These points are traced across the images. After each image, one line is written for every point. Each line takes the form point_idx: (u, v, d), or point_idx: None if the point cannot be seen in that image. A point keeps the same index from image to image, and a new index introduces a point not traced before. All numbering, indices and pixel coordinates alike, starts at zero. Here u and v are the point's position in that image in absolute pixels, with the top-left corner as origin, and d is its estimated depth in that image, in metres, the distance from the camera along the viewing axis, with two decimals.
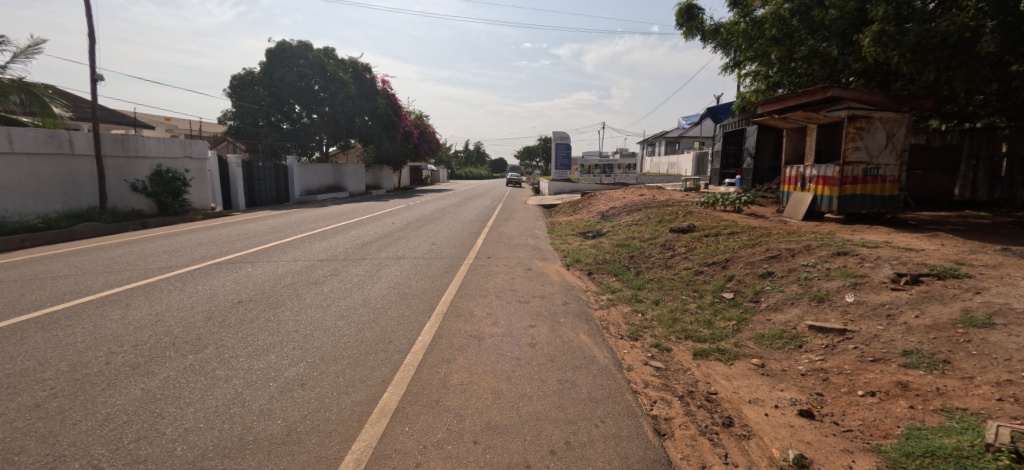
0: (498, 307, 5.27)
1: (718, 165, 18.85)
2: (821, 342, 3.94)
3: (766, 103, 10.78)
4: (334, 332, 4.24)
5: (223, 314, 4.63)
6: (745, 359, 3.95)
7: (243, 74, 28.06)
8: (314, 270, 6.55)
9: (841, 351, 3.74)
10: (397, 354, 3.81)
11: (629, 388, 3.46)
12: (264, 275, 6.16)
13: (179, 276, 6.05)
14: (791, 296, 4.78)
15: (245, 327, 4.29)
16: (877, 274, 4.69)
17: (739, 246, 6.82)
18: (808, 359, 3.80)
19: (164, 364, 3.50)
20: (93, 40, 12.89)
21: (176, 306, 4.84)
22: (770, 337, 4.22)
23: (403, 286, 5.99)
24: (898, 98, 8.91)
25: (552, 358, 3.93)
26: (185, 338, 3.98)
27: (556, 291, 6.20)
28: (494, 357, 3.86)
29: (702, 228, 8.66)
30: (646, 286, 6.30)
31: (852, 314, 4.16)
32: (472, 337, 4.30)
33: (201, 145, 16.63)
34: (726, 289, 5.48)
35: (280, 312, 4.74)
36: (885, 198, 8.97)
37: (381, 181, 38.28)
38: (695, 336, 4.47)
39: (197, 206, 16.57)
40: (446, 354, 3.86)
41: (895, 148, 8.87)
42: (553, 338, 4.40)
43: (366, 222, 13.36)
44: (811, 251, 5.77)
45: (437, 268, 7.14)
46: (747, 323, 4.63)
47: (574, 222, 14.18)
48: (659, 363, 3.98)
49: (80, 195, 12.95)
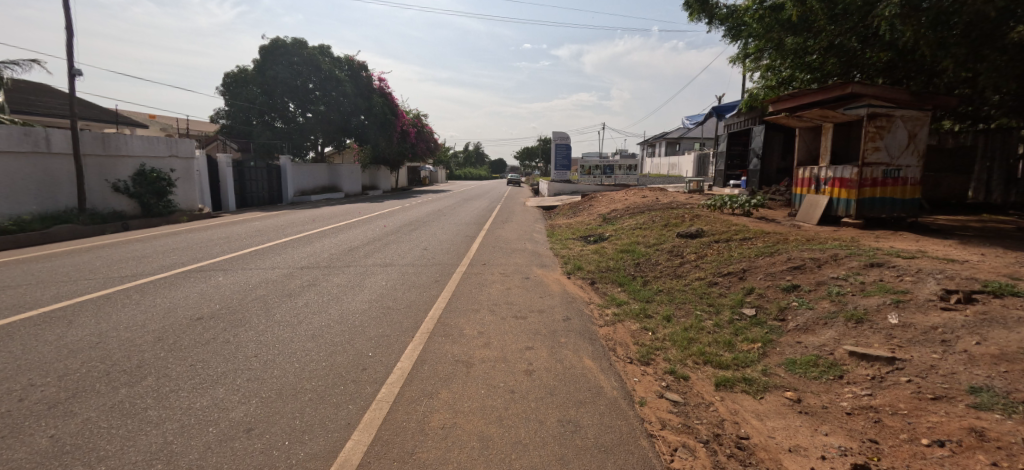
0: (491, 324, 4.71)
1: (723, 166, 18.27)
2: (865, 373, 3.37)
3: (776, 101, 10.23)
4: (300, 357, 3.66)
5: (176, 334, 4.05)
6: (777, 392, 3.39)
7: (236, 71, 27.43)
8: (290, 280, 5.98)
9: (893, 386, 3.16)
10: (370, 387, 3.24)
11: (643, 430, 2.89)
12: (234, 286, 5.59)
13: (140, 287, 5.47)
14: (823, 315, 4.20)
15: (198, 351, 3.71)
16: (921, 290, 4.12)
17: (755, 254, 6.24)
18: (852, 394, 3.22)
19: (88, 402, 2.91)
20: (69, 34, 12.28)
21: (127, 323, 4.28)
22: (803, 364, 3.65)
23: (388, 298, 5.41)
24: (922, 94, 8.33)
25: (553, 391, 3.35)
26: (124, 366, 3.42)
27: (556, 303, 5.63)
28: (483, 390, 3.28)
29: (712, 233, 8.10)
30: (654, 299, 5.72)
31: (900, 339, 3.59)
32: (459, 363, 3.72)
33: (187, 144, 16.02)
34: (746, 304, 4.91)
35: (242, 332, 4.16)
36: (906, 202, 8.41)
37: (379, 182, 37.75)
38: (715, 361, 3.91)
39: (184, 207, 15.95)
40: (428, 385, 3.31)
41: (918, 148, 8.32)
42: (553, 364, 3.83)
43: (356, 225, 12.74)
44: (839, 261, 5.19)
45: (426, 277, 6.56)
46: (773, 345, 4.06)
47: (575, 224, 13.64)
48: (676, 396, 3.41)
49: (58, 196, 12.38)
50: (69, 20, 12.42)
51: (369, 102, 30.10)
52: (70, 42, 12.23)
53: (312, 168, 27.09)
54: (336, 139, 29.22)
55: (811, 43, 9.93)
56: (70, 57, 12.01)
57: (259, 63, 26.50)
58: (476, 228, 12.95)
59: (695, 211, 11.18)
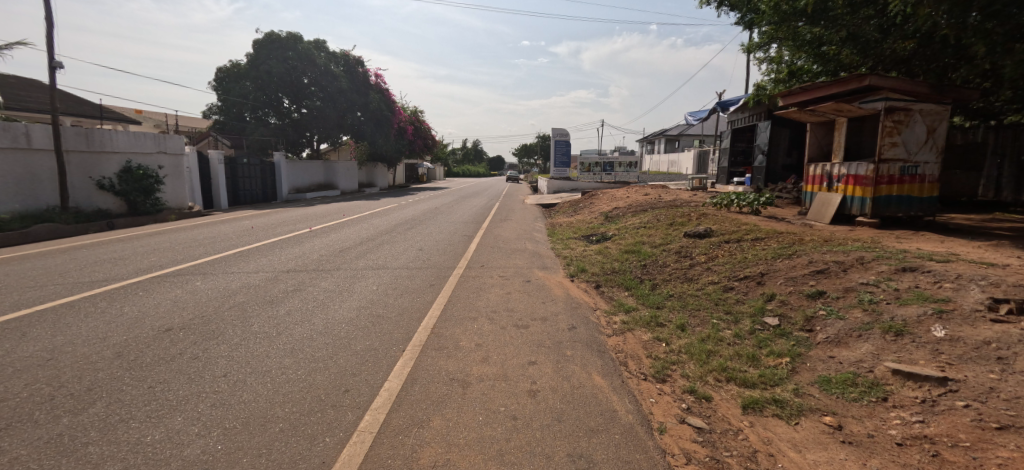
0: (489, 335, 4.31)
1: (727, 163, 17.88)
2: (912, 395, 2.97)
3: (789, 95, 9.99)
4: (275, 377, 3.25)
5: (138, 349, 3.64)
6: (813, 417, 2.98)
7: (230, 66, 26.87)
8: (274, 285, 5.56)
9: (948, 412, 2.74)
10: (351, 413, 2.84)
11: (665, 466, 2.48)
12: (212, 293, 5.17)
13: (109, 294, 5.05)
14: (856, 326, 3.81)
15: (159, 370, 3.30)
16: (965, 299, 3.73)
17: (773, 256, 5.83)
18: (901, 420, 2.81)
19: (19, 436, 2.50)
20: (50, 26, 11.79)
21: (87, 336, 3.87)
22: (840, 383, 3.26)
23: (378, 305, 5.00)
24: (942, 87, 7.95)
25: (560, 417, 2.94)
26: (72, 390, 3.00)
27: (560, 310, 5.22)
28: (481, 416, 2.88)
29: (721, 233, 7.70)
30: (665, 304, 5.33)
31: (948, 355, 3.18)
32: (454, 382, 3.32)
33: (176, 140, 15.52)
34: (767, 313, 4.50)
35: (213, 346, 3.74)
36: (924, 199, 8.02)
37: (376, 179, 37.28)
38: (739, 378, 3.51)
39: (172, 205, 15.44)
40: (418, 411, 2.91)
41: (936, 144, 7.89)
42: (560, 383, 3.43)
43: (349, 224, 12.29)
44: (866, 265, 4.79)
45: (421, 281, 6.16)
46: (802, 360, 3.67)
47: (577, 223, 13.22)
48: (699, 421, 3.00)
49: (39, 194, 11.92)
50: (48, 11, 11.92)
51: (365, 98, 29.63)
52: (50, 34, 11.73)
53: (308, 165, 26.63)
54: (331, 136, 28.75)
55: (825, 33, 9.47)
56: (50, 49, 11.51)
57: (253, 57, 25.92)
58: (473, 226, 12.55)
59: (702, 209, 10.78)
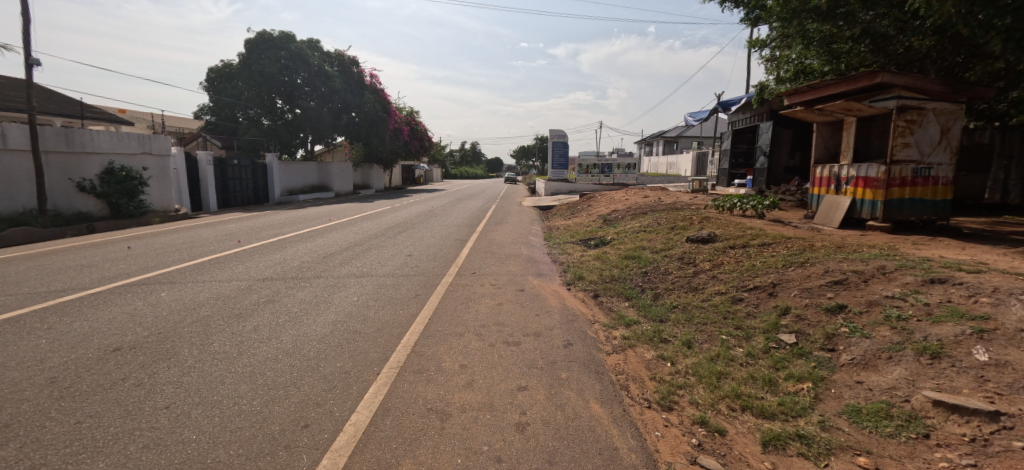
0: (474, 354, 3.91)
1: (728, 165, 17.50)
2: (960, 431, 2.56)
3: (795, 94, 9.61)
4: (226, 409, 2.84)
5: (75, 374, 3.21)
6: (845, 457, 2.56)
7: (222, 66, 26.33)
8: (245, 296, 5.14)
9: (1004, 454, 2.33)
10: (306, 456, 2.41)
11: None
12: (174, 305, 4.73)
13: (60, 307, 4.61)
14: (884, 347, 3.41)
15: (94, 401, 2.88)
16: (1007, 316, 3.33)
17: (784, 264, 5.43)
18: (948, 463, 2.39)
19: None
20: (27, 21, 11.35)
21: (21, 358, 3.44)
22: (872, 415, 2.85)
23: (356, 319, 4.58)
24: (956, 85, 7.59)
25: (551, 459, 2.51)
26: None
27: (555, 324, 4.81)
28: (458, 459, 2.45)
29: (725, 237, 7.31)
30: (669, 317, 4.91)
31: (996, 384, 2.77)
32: (432, 414, 2.91)
33: (161, 140, 15.07)
34: (782, 330, 4.10)
35: (162, 370, 3.31)
36: (937, 203, 7.64)
37: (370, 181, 36.80)
38: (757, 407, 3.10)
39: (157, 208, 14.97)
40: (386, 452, 2.49)
41: (950, 144, 7.53)
42: (552, 414, 3.01)
43: (338, 227, 11.83)
44: (889, 275, 4.39)
45: (405, 291, 5.73)
46: (826, 385, 3.27)
47: (575, 226, 12.81)
48: (713, 461, 2.59)
49: (15, 196, 11.45)
50: (25, 7, 11.50)
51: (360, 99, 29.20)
52: (27, 30, 11.30)
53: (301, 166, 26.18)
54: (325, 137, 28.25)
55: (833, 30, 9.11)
56: (27, 45, 11.08)
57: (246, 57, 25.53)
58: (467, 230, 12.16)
59: (705, 212, 10.39)
